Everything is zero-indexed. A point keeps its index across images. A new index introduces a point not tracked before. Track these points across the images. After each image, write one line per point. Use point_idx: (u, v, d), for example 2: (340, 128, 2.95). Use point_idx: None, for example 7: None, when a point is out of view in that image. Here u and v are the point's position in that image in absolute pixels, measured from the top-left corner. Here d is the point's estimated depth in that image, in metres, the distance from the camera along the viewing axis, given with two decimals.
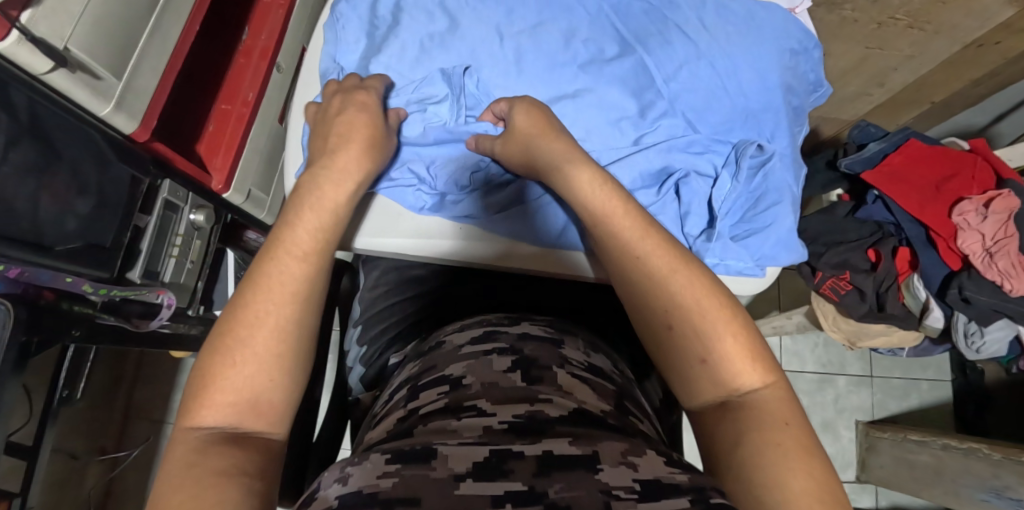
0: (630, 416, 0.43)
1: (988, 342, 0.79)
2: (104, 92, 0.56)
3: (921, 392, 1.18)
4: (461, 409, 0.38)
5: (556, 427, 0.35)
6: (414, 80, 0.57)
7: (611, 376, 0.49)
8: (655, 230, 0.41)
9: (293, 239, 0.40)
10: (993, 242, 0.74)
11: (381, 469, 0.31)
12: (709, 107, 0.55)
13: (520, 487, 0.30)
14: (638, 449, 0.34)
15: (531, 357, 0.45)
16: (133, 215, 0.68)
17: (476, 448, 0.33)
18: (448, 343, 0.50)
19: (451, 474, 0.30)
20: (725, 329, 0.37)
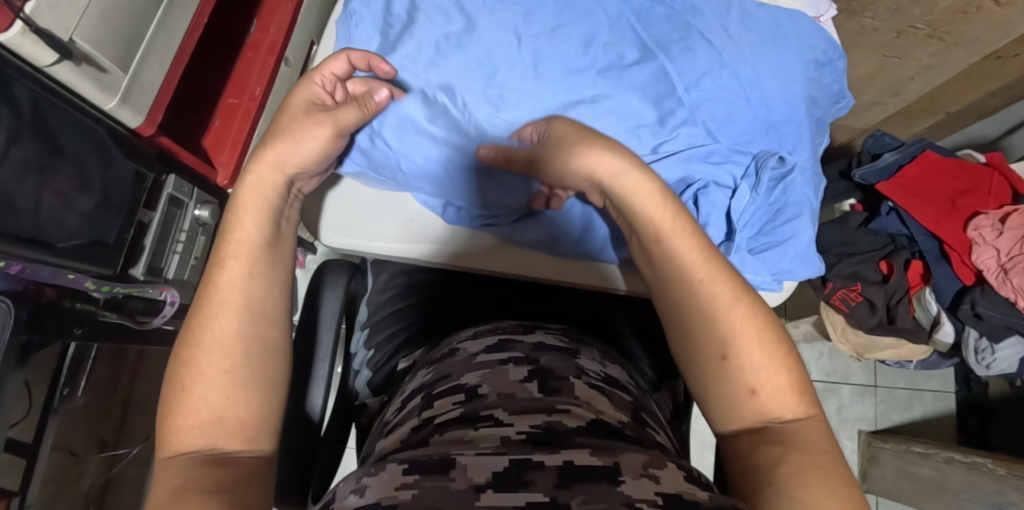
0: (648, 430, 0.42)
1: (999, 359, 0.77)
2: (108, 85, 0.55)
3: (925, 404, 1.18)
4: (478, 419, 0.37)
5: (575, 438, 0.34)
6: (428, 81, 0.55)
7: (627, 387, 0.48)
8: (718, 256, 0.37)
9: (226, 244, 0.37)
10: (1008, 259, 0.73)
11: (399, 480, 0.30)
12: (731, 117, 0.53)
13: (542, 498, 0.28)
14: (658, 461, 0.33)
15: (547, 367, 0.44)
16: (137, 212, 0.67)
17: (493, 458, 0.31)
18: (462, 351, 0.49)
19: (471, 485, 0.29)
20: (772, 362, 0.34)
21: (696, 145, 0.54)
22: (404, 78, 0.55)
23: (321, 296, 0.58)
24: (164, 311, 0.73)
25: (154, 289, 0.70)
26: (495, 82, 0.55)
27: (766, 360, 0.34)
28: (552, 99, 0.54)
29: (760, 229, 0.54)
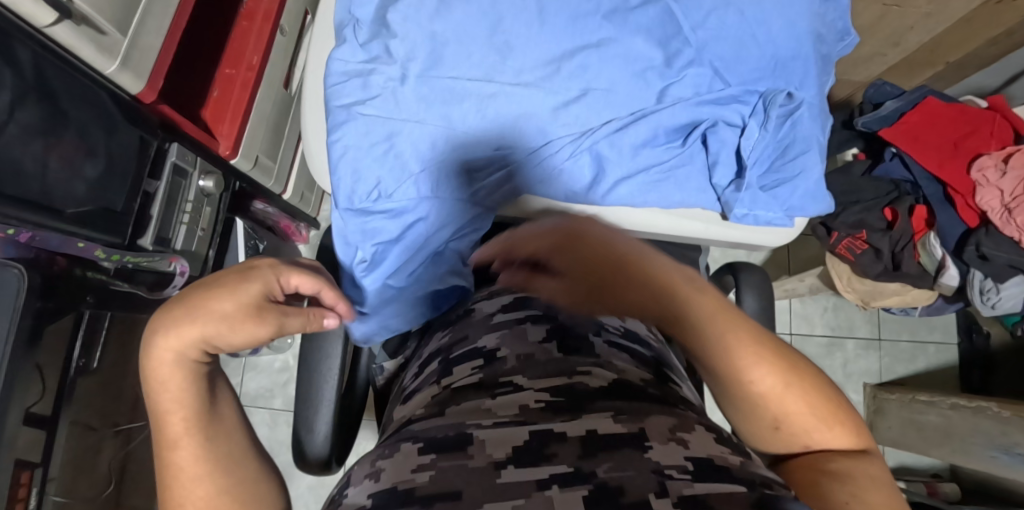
0: (671, 383, 0.42)
1: (1004, 298, 0.77)
2: (109, 49, 0.55)
3: (929, 355, 1.19)
4: (496, 386, 0.37)
5: (597, 402, 0.34)
6: (434, 31, 0.52)
7: (649, 342, 0.48)
8: (766, 342, 0.38)
9: (164, 422, 0.34)
10: (1011, 198, 0.73)
11: (415, 462, 0.30)
12: (738, 56, 0.53)
13: (565, 469, 0.28)
14: (687, 425, 0.33)
15: (566, 324, 0.45)
16: (142, 181, 0.67)
17: (514, 431, 0.31)
18: (478, 311, 0.49)
19: (491, 462, 0.29)
20: (823, 421, 0.37)
21: (709, 86, 0.54)
22: (410, 29, 0.52)
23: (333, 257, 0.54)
24: (174, 283, 0.73)
25: (163, 260, 0.70)
26: (502, 30, 0.52)
27: (820, 419, 0.37)
28: (560, 44, 0.52)
29: (770, 169, 0.55)
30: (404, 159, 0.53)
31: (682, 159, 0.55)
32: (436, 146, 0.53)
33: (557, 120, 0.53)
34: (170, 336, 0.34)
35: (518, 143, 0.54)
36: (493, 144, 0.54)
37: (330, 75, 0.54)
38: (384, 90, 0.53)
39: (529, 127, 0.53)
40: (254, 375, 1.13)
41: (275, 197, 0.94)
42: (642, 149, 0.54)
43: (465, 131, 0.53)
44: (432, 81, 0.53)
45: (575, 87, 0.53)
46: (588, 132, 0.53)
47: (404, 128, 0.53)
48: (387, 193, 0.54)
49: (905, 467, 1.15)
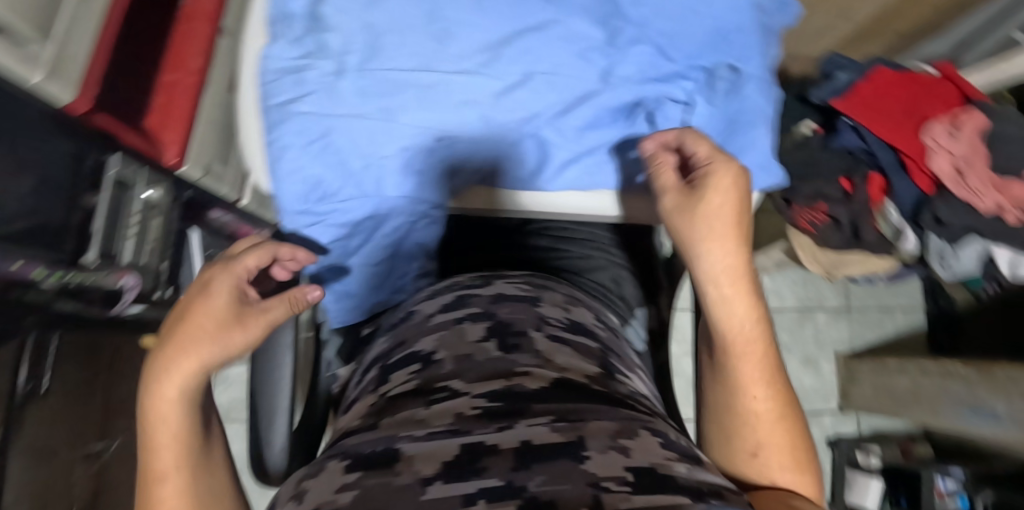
0: (615, 377, 0.42)
1: (960, 262, 0.80)
2: (32, 58, 0.52)
3: (895, 320, 1.21)
4: (432, 392, 0.37)
5: (534, 406, 0.34)
6: (369, 21, 0.50)
7: (593, 331, 0.49)
8: (774, 384, 0.45)
9: (156, 458, 0.39)
10: (962, 160, 0.76)
11: (338, 482, 0.29)
12: (680, 32, 0.52)
13: (496, 483, 0.27)
14: (630, 430, 0.33)
15: (506, 321, 0.44)
16: (79, 197, 0.64)
17: (443, 443, 0.30)
18: (419, 313, 0.49)
19: (418, 478, 0.28)
20: (790, 462, 0.44)
21: (655, 58, 0.53)
22: (344, 20, 0.50)
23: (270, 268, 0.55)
24: (125, 298, 0.72)
25: (111, 276, 0.69)
26: (440, 15, 0.50)
27: (792, 462, 0.44)
28: (500, 27, 0.50)
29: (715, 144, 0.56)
30: (342, 155, 0.53)
31: (629, 138, 0.55)
32: (376, 140, 0.53)
33: (500, 106, 0.52)
34: (167, 381, 0.39)
35: (459, 133, 0.53)
36: (434, 135, 0.53)
37: (264, 72, 0.53)
38: (318, 86, 0.52)
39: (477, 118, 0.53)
40: (224, 388, 1.10)
41: (235, 204, 0.88)
42: (587, 129, 0.55)
43: (406, 124, 0.52)
44: (366, 73, 0.51)
45: (517, 72, 0.52)
46: (534, 116, 0.53)
47: (342, 124, 0.52)
48: (331, 192, 0.55)
49: (879, 431, 1.17)
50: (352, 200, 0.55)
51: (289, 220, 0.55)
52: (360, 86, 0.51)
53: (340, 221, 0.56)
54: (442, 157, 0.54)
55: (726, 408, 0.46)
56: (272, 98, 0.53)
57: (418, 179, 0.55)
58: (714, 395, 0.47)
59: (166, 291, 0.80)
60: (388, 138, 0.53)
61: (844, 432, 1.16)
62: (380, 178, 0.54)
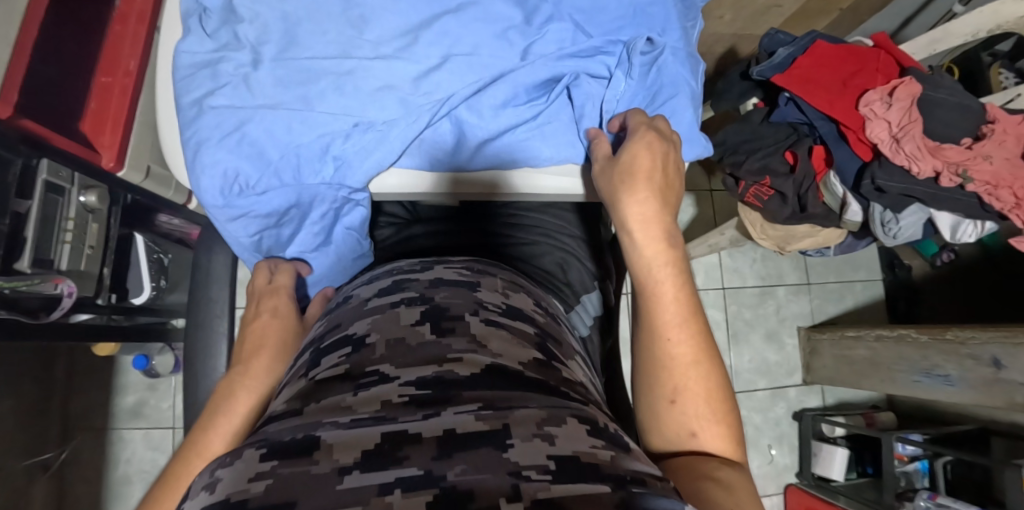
0: (553, 365, 0.41)
1: (903, 228, 0.81)
2: None
3: (856, 293, 1.23)
4: (362, 375, 0.35)
5: (463, 392, 0.32)
6: (286, 11, 0.50)
7: (531, 316, 0.48)
8: (693, 327, 0.42)
9: (206, 444, 0.41)
10: (899, 129, 0.76)
11: (254, 469, 0.26)
12: (596, 8, 0.53)
13: (413, 472, 0.25)
14: (558, 418, 0.31)
15: (442, 306, 0.44)
16: (10, 202, 0.62)
17: (368, 430, 0.28)
18: (355, 298, 0.49)
19: (336, 468, 0.26)
20: (708, 414, 0.41)
21: (570, 37, 0.53)
22: (257, 11, 0.51)
23: (209, 253, 0.55)
24: (63, 304, 0.70)
25: (47, 283, 0.67)
26: (356, 3, 0.50)
27: (710, 411, 0.41)
28: (416, 12, 0.51)
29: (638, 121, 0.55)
30: (260, 146, 0.52)
31: (548, 113, 0.55)
32: (294, 130, 0.52)
33: (418, 90, 0.52)
34: (246, 380, 0.44)
35: (376, 119, 0.52)
36: (351, 122, 0.52)
37: (178, 68, 0.52)
38: (232, 79, 0.51)
39: (398, 103, 0.52)
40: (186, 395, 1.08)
41: (181, 207, 0.89)
42: (504, 108, 0.54)
43: (323, 112, 0.51)
44: (283, 65, 0.51)
45: (436, 55, 0.51)
46: (452, 97, 0.52)
47: (256, 114, 0.51)
48: (249, 185, 0.53)
49: (844, 402, 1.19)
50: (273, 192, 0.54)
51: (210, 213, 0.54)
52: (274, 77, 0.51)
53: (264, 212, 0.54)
54: (355, 142, 0.53)
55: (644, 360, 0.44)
56: (187, 95, 0.52)
57: (336, 164, 0.53)
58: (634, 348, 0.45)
59: (109, 297, 0.79)
60: (303, 127, 0.52)
61: (809, 405, 1.19)
62: (298, 168, 0.53)
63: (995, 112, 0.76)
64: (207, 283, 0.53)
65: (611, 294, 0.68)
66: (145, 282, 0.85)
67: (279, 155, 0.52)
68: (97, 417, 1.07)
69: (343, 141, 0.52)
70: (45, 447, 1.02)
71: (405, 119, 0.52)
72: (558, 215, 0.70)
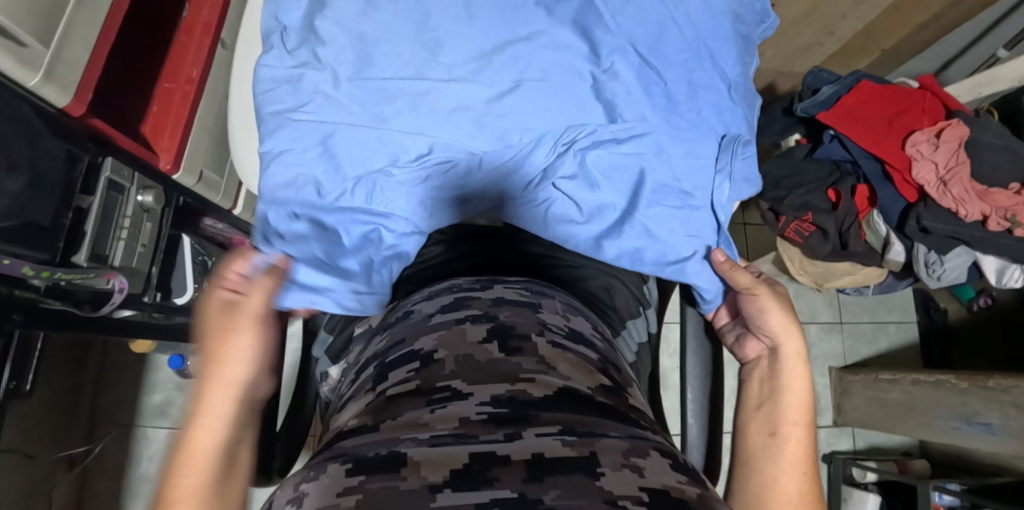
0: (620, 391, 0.42)
1: (948, 269, 0.80)
2: (31, 61, 0.53)
3: (889, 335, 1.21)
4: (433, 391, 0.37)
5: (539, 413, 0.34)
6: (362, 32, 0.52)
7: (590, 340, 0.49)
8: (809, 467, 0.51)
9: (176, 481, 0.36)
10: (946, 171, 0.76)
11: (342, 484, 0.29)
12: (662, 40, 0.55)
13: (508, 494, 0.27)
14: (641, 449, 0.33)
15: (507, 324, 0.45)
16: (74, 196, 0.64)
17: (452, 452, 0.30)
18: (417, 313, 0.50)
19: (425, 484, 0.28)
20: None
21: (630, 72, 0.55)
22: (337, 34, 0.52)
23: None
24: (114, 299, 0.70)
25: (100, 277, 0.67)
26: (429, 26, 0.53)
27: None
28: (488, 38, 0.53)
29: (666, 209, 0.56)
30: (337, 159, 0.53)
31: (598, 168, 0.56)
32: (367, 146, 0.53)
33: (491, 111, 0.53)
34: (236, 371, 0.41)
35: (449, 154, 0.53)
36: (421, 152, 0.53)
37: (259, 82, 0.53)
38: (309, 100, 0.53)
39: (468, 131, 0.53)
40: (212, 398, 1.09)
41: (225, 212, 0.92)
42: (566, 159, 0.55)
43: (398, 130, 0.53)
44: (361, 91, 0.52)
45: (508, 78, 0.53)
46: (527, 129, 0.54)
47: (332, 137, 0.53)
48: (325, 197, 0.53)
49: (874, 446, 1.17)
50: (339, 211, 0.53)
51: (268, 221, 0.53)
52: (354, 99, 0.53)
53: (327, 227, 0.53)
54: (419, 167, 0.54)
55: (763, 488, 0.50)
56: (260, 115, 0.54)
57: (405, 194, 0.54)
58: (755, 472, 0.51)
59: (154, 295, 0.80)
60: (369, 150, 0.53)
61: (838, 447, 1.16)
62: (371, 191, 0.53)
63: None
64: None
65: (654, 322, 0.68)
66: (189, 283, 0.85)
67: (355, 179, 0.53)
68: (124, 414, 1.08)
69: (418, 157, 0.53)
70: (73, 438, 1.03)
71: (480, 144, 0.54)
72: None
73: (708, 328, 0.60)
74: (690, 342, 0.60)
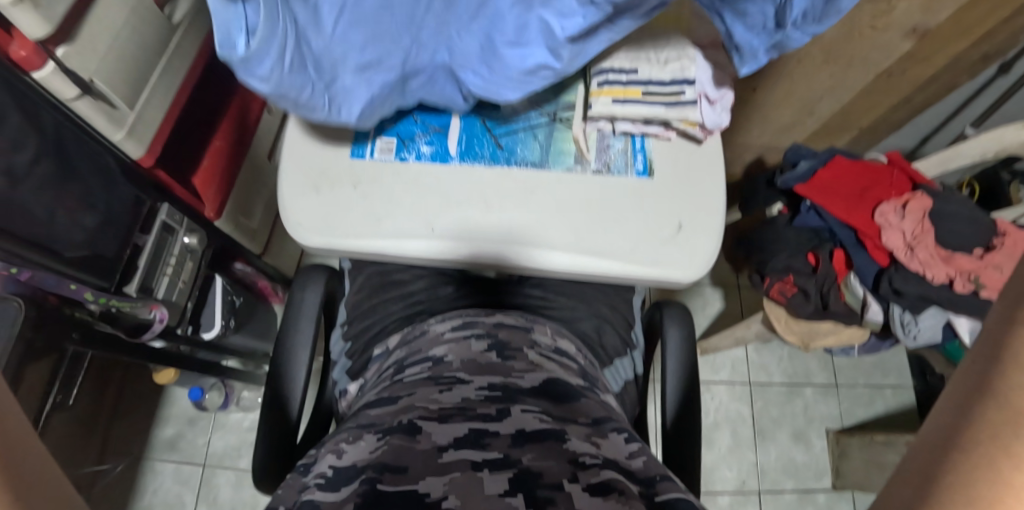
0: (593, 390, 0.54)
1: (924, 329, 0.85)
2: (117, 120, 0.64)
3: (886, 399, 1.22)
4: (442, 377, 0.50)
5: (525, 397, 0.46)
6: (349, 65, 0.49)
7: (573, 357, 0.60)
8: None
9: None
10: (912, 238, 0.84)
11: (371, 446, 0.40)
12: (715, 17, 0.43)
13: (496, 454, 0.38)
14: (600, 432, 0.44)
15: (504, 339, 0.57)
16: (133, 234, 0.74)
17: (457, 427, 0.41)
18: (432, 330, 0.61)
19: (435, 446, 0.39)
20: None
21: (666, 83, 0.58)
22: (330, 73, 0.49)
23: (303, 291, 0.66)
24: (153, 329, 0.77)
25: (145, 307, 0.75)
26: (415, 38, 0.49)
27: None
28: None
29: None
30: None
31: None
32: None
33: None
34: None
35: None
36: None
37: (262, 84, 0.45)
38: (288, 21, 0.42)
39: None
40: (221, 434, 1.15)
41: (252, 256, 1.03)
42: None
43: None
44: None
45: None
46: None
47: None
48: None
49: None
50: None
51: None
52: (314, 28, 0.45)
53: None
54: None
55: (991, 497, 0.22)
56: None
57: None
58: None
59: (186, 328, 0.86)
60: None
61: None
62: None
63: (1005, 226, 0.84)
64: (297, 318, 0.65)
65: (640, 363, 0.73)
66: (218, 318, 0.92)
67: None
68: (135, 444, 1.13)
69: None
70: (87, 457, 1.08)
71: None
72: (596, 290, 0.74)
73: (690, 370, 0.66)
74: (671, 379, 0.66)
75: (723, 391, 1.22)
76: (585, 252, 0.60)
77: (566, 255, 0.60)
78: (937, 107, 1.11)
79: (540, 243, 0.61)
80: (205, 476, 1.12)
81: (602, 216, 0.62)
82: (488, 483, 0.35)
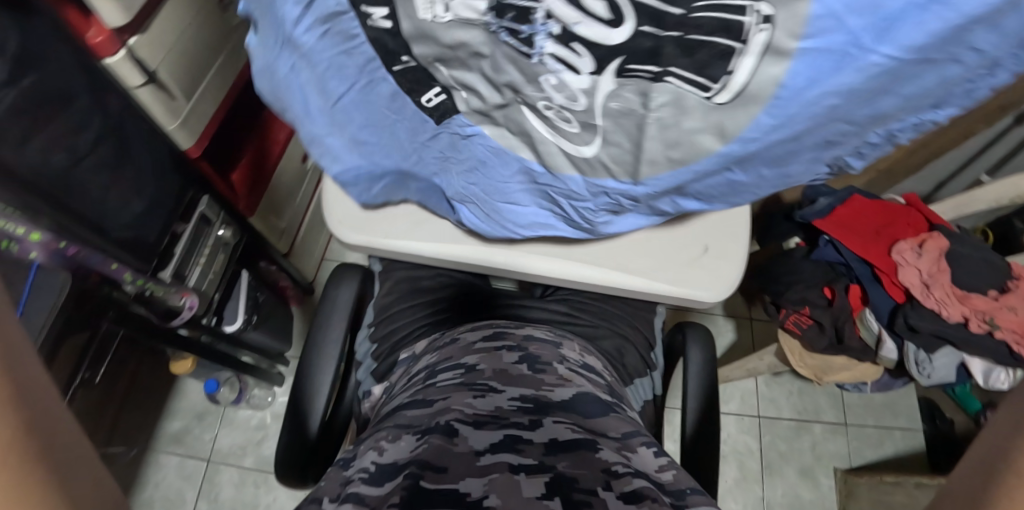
0: (620, 406, 0.55)
1: (937, 368, 0.84)
2: (173, 110, 0.68)
3: (895, 440, 1.21)
4: (475, 384, 0.51)
5: (555, 411, 0.48)
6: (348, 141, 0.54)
7: (601, 374, 0.62)
8: None
9: None
10: (929, 275, 0.86)
11: (410, 447, 0.41)
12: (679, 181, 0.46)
13: (532, 460, 0.39)
14: (630, 447, 0.45)
15: (535, 353, 0.59)
16: (174, 222, 0.76)
17: (491, 434, 0.42)
18: (463, 339, 0.63)
19: (472, 450, 0.40)
20: None
21: None
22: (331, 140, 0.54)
23: (336, 289, 0.68)
24: (184, 314, 0.78)
25: (176, 294, 0.76)
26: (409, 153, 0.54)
27: None
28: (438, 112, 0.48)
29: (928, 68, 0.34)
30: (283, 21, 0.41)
31: None
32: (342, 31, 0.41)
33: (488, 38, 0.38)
34: None
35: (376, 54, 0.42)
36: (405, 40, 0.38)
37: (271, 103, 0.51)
38: (290, 78, 0.46)
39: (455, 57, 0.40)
40: (228, 431, 1.15)
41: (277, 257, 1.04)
42: None
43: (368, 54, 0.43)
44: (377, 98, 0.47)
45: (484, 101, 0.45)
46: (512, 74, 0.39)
47: (374, 55, 0.42)
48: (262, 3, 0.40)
49: None
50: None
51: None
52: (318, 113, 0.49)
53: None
54: (566, 32, 0.31)
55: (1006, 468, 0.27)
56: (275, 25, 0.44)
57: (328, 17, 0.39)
58: None
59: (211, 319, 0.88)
60: (489, 81, 0.39)
61: None
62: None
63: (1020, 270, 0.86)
64: (330, 313, 0.67)
65: (659, 384, 0.74)
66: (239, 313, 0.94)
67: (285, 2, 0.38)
68: (145, 433, 1.13)
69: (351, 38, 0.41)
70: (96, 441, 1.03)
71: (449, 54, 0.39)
72: (620, 309, 0.76)
73: (708, 388, 0.67)
74: (690, 398, 0.67)
75: (731, 422, 1.22)
76: (611, 275, 0.63)
77: (592, 270, 0.63)
78: (952, 153, 1.14)
79: (569, 262, 0.63)
80: (208, 472, 1.12)
81: (632, 239, 0.64)
82: (526, 487, 0.35)
